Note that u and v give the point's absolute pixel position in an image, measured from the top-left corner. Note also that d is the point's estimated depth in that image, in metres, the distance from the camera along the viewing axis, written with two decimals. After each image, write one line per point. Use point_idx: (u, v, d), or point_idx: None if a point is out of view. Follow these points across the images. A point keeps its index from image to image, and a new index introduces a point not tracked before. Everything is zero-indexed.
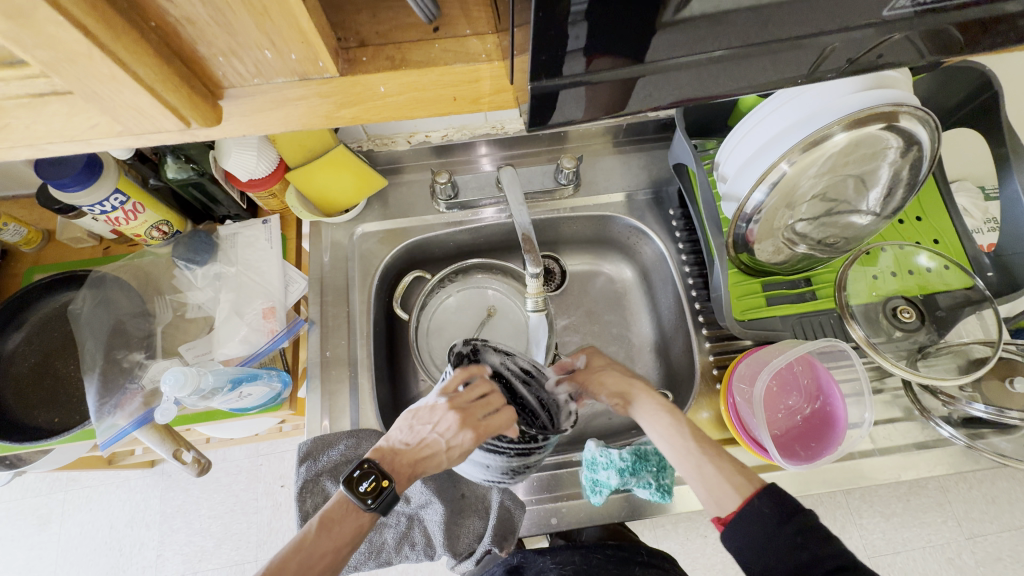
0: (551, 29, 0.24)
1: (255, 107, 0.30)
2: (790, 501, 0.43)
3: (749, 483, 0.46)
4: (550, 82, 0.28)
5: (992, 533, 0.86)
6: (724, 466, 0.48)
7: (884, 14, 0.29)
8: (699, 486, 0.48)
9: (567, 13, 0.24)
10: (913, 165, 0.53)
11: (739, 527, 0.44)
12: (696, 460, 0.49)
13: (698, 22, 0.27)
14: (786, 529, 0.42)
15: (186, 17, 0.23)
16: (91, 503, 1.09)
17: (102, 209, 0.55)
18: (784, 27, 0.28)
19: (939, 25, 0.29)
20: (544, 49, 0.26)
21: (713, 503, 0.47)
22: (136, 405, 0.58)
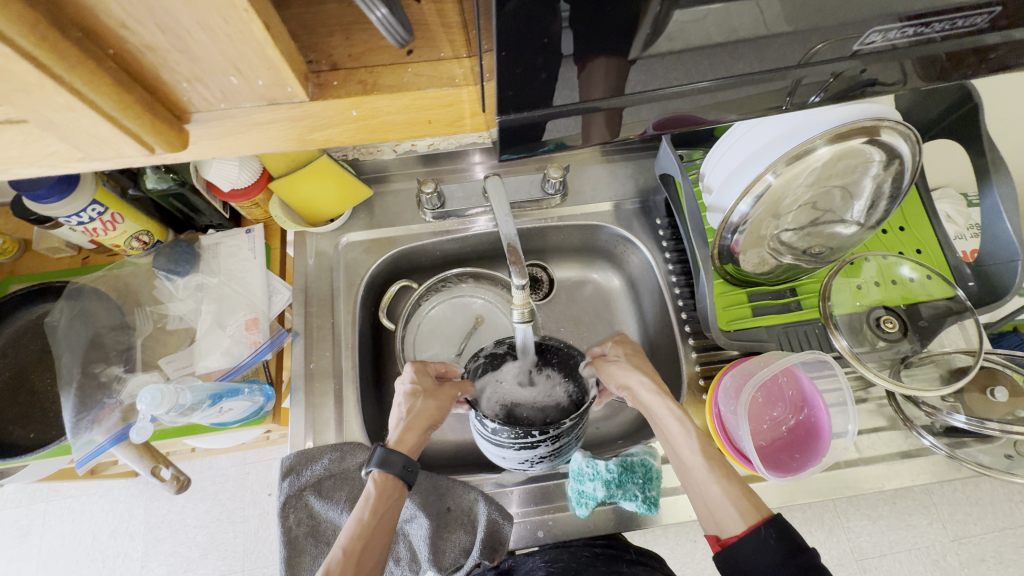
0: (518, 59, 0.24)
1: (224, 131, 0.29)
2: (797, 540, 0.41)
3: (754, 509, 0.44)
4: (528, 114, 0.28)
5: (977, 535, 0.87)
6: (731, 489, 0.46)
7: (856, 48, 0.29)
8: (702, 502, 0.48)
9: (536, 44, 0.23)
10: (894, 178, 0.54)
11: (739, 551, 0.42)
12: (703, 477, 0.48)
13: (670, 57, 0.27)
14: (789, 565, 0.40)
15: (146, 44, 0.23)
16: (73, 515, 1.07)
17: (80, 220, 0.54)
18: (759, 56, 0.28)
19: (906, 54, 0.30)
20: (513, 82, 0.26)
21: (713, 522, 0.46)
22: (114, 421, 0.57)
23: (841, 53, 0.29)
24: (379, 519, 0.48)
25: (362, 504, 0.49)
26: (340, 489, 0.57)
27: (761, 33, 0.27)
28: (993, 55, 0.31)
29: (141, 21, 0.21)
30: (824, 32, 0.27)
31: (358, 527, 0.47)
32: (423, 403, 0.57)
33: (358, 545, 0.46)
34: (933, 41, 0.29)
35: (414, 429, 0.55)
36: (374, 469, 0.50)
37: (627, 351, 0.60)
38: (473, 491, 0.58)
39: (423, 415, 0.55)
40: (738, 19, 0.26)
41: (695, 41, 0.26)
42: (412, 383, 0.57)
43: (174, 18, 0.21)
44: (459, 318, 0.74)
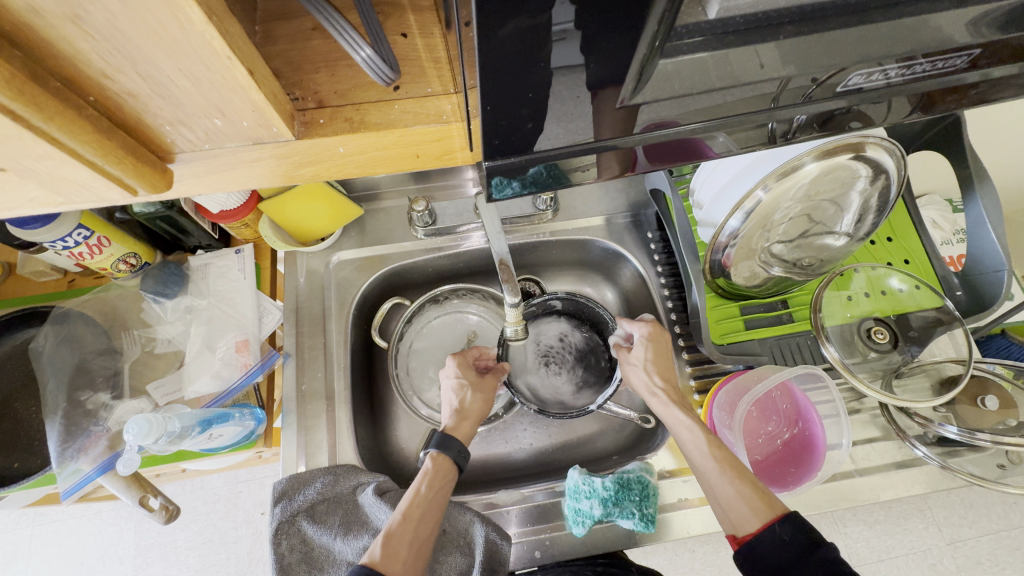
0: (500, 97, 0.25)
1: (209, 169, 0.29)
2: (813, 532, 0.40)
3: (769, 507, 0.44)
4: (513, 158, 0.29)
5: (972, 538, 0.87)
6: (744, 489, 0.46)
7: (839, 90, 0.30)
8: (717, 504, 0.47)
9: (518, 84, 0.24)
10: (881, 193, 0.54)
11: (755, 550, 0.42)
12: (715, 479, 0.48)
13: (655, 105, 0.27)
14: (802, 559, 0.39)
15: (128, 91, 0.23)
16: (61, 539, 1.04)
17: (65, 244, 0.53)
18: (744, 99, 0.29)
19: (893, 93, 0.31)
20: (498, 132, 0.27)
21: (730, 521, 0.46)
22: (100, 449, 0.56)
23: (821, 96, 0.30)
24: (435, 493, 0.52)
25: (419, 478, 0.53)
26: (334, 514, 0.56)
27: (745, 81, 0.27)
28: (974, 91, 0.31)
29: (123, 71, 0.21)
30: (806, 78, 0.28)
31: (416, 496, 0.50)
32: (471, 397, 0.60)
33: (416, 511, 0.49)
34: (916, 81, 0.30)
35: (468, 420, 0.59)
36: (432, 449, 0.55)
37: (653, 352, 0.59)
38: (469, 511, 0.58)
39: (476, 409, 0.60)
40: (709, 72, 0.26)
41: (675, 89, 0.27)
42: (458, 377, 0.61)
43: (156, 67, 0.21)
44: (452, 334, 0.73)
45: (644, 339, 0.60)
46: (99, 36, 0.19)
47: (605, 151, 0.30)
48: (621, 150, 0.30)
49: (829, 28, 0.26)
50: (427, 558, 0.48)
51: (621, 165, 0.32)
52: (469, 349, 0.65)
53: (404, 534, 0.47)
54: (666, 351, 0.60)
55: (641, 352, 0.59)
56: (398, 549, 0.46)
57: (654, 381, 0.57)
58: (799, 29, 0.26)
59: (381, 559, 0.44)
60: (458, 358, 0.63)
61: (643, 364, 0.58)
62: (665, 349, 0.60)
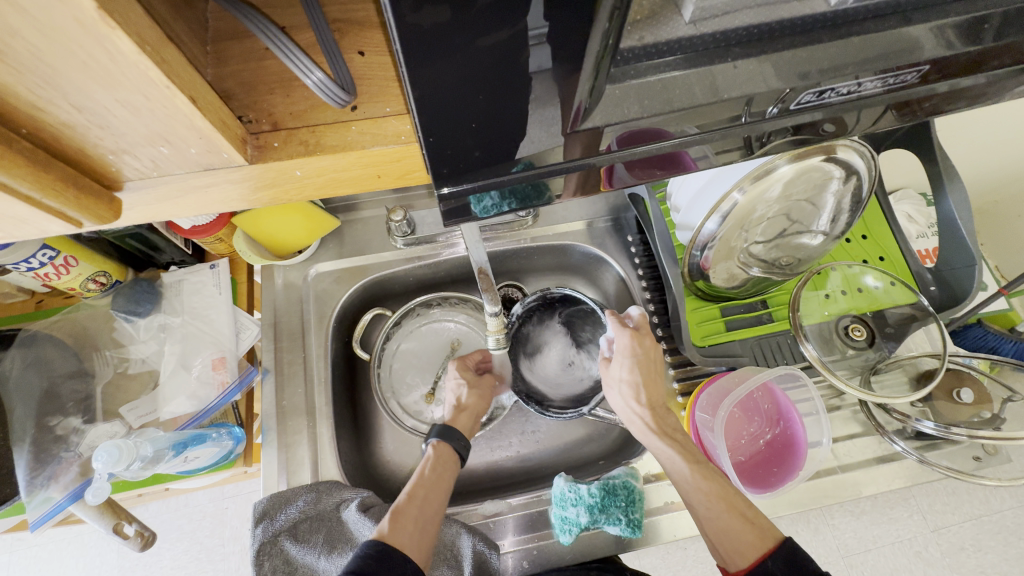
0: (446, 119, 0.24)
1: (161, 195, 0.28)
2: (809, 569, 0.40)
3: (760, 541, 0.44)
4: (463, 185, 0.29)
5: (955, 524, 0.89)
6: (734, 521, 0.45)
7: (790, 108, 0.30)
8: (706, 533, 0.47)
9: (456, 111, 0.24)
10: (853, 193, 0.55)
11: None
12: (704, 509, 0.48)
13: (604, 130, 0.28)
14: None
15: (64, 122, 0.22)
16: (41, 563, 1.01)
17: (29, 265, 0.51)
18: (708, 117, 0.29)
19: (866, 104, 0.31)
20: (444, 160, 0.27)
21: (720, 553, 0.46)
22: (71, 476, 0.55)
23: (784, 110, 0.30)
24: (438, 476, 0.53)
25: (422, 466, 0.54)
26: (317, 532, 0.55)
27: (706, 100, 0.27)
28: (931, 103, 0.32)
29: (54, 103, 0.21)
30: (777, 89, 0.28)
31: (421, 478, 0.52)
32: (468, 394, 0.64)
33: (421, 490, 0.51)
34: (881, 94, 0.30)
35: (465, 415, 0.62)
36: (433, 439, 0.57)
37: (631, 368, 0.55)
38: (455, 524, 0.57)
39: (473, 404, 0.64)
40: (666, 91, 0.27)
41: (624, 114, 0.27)
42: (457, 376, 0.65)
43: (91, 98, 0.20)
44: (434, 342, 0.72)
45: (622, 354, 0.56)
46: (25, 70, 0.18)
47: (579, 171, 0.30)
48: (595, 167, 0.30)
49: (782, 46, 0.27)
50: (435, 531, 0.48)
51: (598, 174, 0.31)
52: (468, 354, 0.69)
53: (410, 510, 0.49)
54: (648, 364, 0.55)
55: (619, 371, 0.56)
56: (406, 522, 0.47)
57: (633, 405, 0.55)
58: (744, 51, 0.26)
59: (390, 530, 0.45)
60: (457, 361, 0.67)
61: (620, 384, 0.55)
62: (644, 360, 0.55)
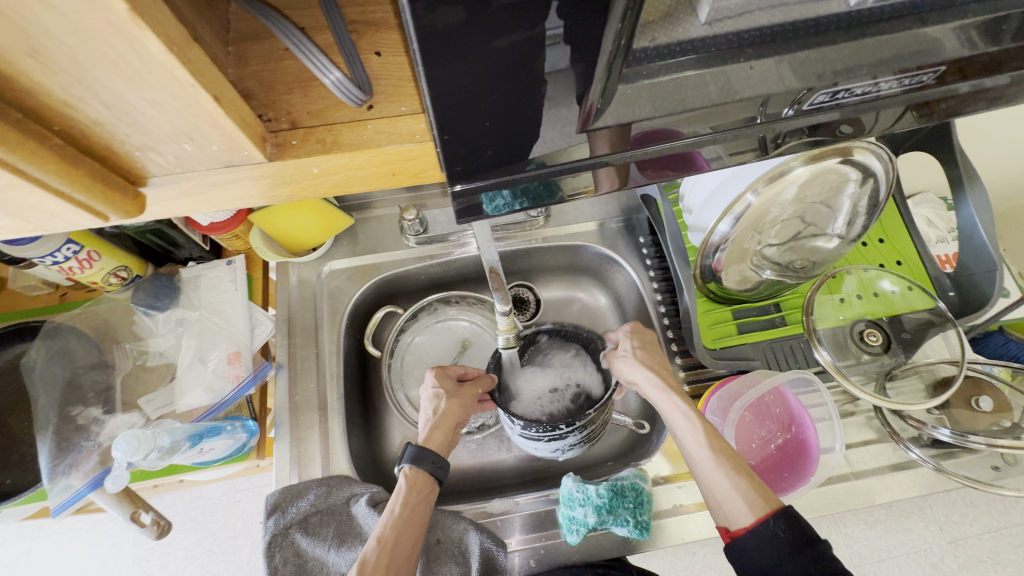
0: (458, 121, 0.25)
1: (183, 191, 0.29)
2: (808, 533, 0.41)
3: (764, 500, 0.44)
4: (477, 179, 0.28)
5: (973, 536, 0.87)
6: (740, 481, 0.45)
7: (804, 108, 0.29)
8: (711, 495, 0.47)
9: (470, 114, 0.24)
10: (870, 195, 0.54)
11: (747, 544, 0.42)
12: (711, 469, 0.47)
13: (622, 127, 0.28)
14: (799, 558, 0.40)
15: (93, 119, 0.23)
16: (60, 551, 1.04)
17: (54, 260, 0.53)
18: (717, 118, 0.29)
19: (879, 105, 0.30)
20: (457, 158, 0.27)
21: (723, 514, 0.45)
22: (92, 464, 0.56)
23: (800, 109, 0.30)
24: (411, 510, 0.51)
25: (395, 497, 0.52)
26: (327, 526, 0.56)
27: (716, 101, 0.28)
28: (954, 104, 0.31)
29: (85, 101, 0.21)
30: (794, 89, 0.28)
31: (392, 517, 0.50)
32: (446, 404, 0.59)
33: (392, 534, 0.49)
34: (901, 93, 0.30)
35: (442, 429, 0.57)
36: (406, 464, 0.53)
37: (639, 343, 0.59)
38: (463, 520, 0.58)
39: (450, 415, 0.58)
40: (679, 91, 0.27)
41: (635, 113, 0.27)
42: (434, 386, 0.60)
43: (119, 96, 0.21)
44: (444, 341, 0.73)
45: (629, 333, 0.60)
46: (58, 68, 0.19)
47: (601, 168, 0.30)
48: (615, 164, 0.30)
49: (797, 48, 0.27)
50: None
51: (613, 172, 0.31)
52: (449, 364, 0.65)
53: (380, 561, 0.47)
54: (653, 342, 0.60)
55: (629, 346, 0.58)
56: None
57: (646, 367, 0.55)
58: (758, 49, 0.26)
59: None
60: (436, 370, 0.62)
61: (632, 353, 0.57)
62: (648, 341, 0.59)
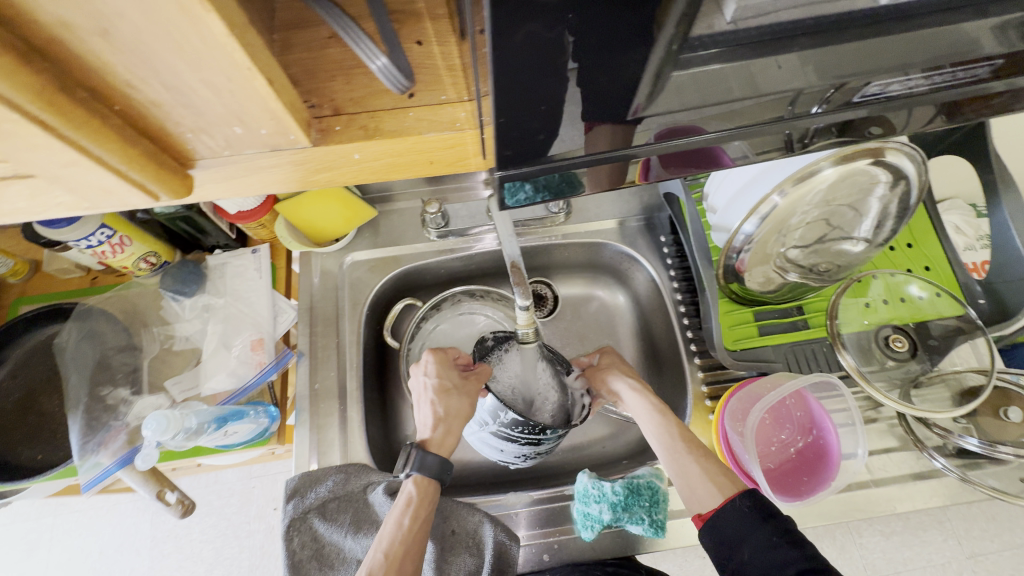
0: (516, 103, 0.24)
1: (227, 174, 0.30)
2: (768, 506, 0.43)
3: (731, 483, 0.49)
4: (516, 171, 0.29)
5: (993, 552, 0.85)
6: (709, 467, 0.51)
7: (857, 99, 0.29)
8: (684, 484, 0.51)
9: (532, 95, 0.24)
10: (900, 199, 0.53)
11: (716, 521, 0.45)
12: (683, 460, 0.53)
13: (668, 117, 0.28)
14: (764, 528, 0.42)
15: (152, 100, 0.24)
16: (81, 529, 1.07)
17: (89, 243, 0.55)
18: (757, 110, 0.29)
19: (913, 103, 0.30)
20: (500, 142, 0.27)
21: (696, 501, 0.50)
22: (120, 443, 0.57)
23: (836, 104, 0.29)
24: (419, 523, 0.51)
25: (403, 508, 0.52)
26: (344, 512, 0.57)
27: (761, 92, 0.27)
28: (995, 100, 0.31)
29: (146, 81, 0.22)
30: (822, 87, 0.28)
31: (400, 531, 0.50)
32: (455, 401, 0.58)
33: (400, 549, 0.49)
34: (942, 90, 0.29)
35: (450, 429, 0.57)
36: (414, 472, 0.54)
37: (612, 360, 0.66)
38: (478, 513, 0.58)
39: (458, 413, 0.58)
40: (731, 79, 0.27)
41: (688, 100, 0.27)
42: (439, 378, 0.60)
43: (178, 77, 0.22)
44: (463, 334, 0.74)
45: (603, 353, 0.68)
46: (127, 49, 0.20)
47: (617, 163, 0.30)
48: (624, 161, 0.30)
49: (846, 40, 0.26)
50: None
51: (633, 166, 0.31)
52: (449, 347, 0.65)
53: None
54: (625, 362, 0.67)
55: (605, 363, 0.66)
56: None
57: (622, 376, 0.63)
58: (812, 40, 0.26)
59: None
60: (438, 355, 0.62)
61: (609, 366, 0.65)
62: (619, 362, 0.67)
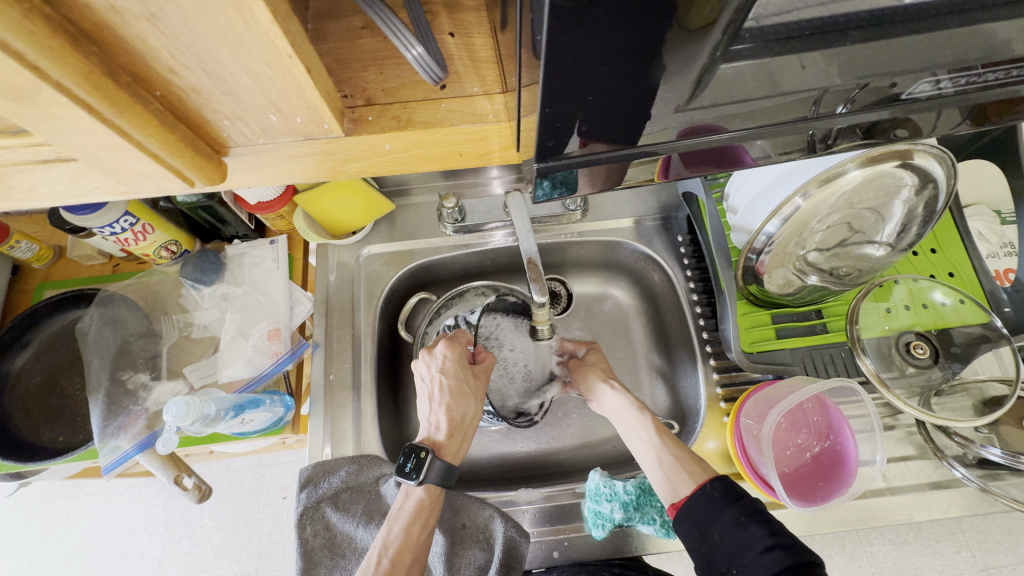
0: (561, 94, 0.23)
1: (258, 162, 0.31)
2: (737, 489, 0.47)
3: (702, 470, 0.51)
4: (556, 162, 0.29)
5: (1007, 565, 0.83)
6: (682, 457, 0.53)
7: (903, 97, 0.29)
8: (659, 473, 0.53)
9: (577, 87, 0.23)
10: (927, 203, 0.52)
11: (690, 507, 0.48)
12: (658, 451, 0.55)
13: (711, 111, 0.27)
14: (732, 509, 0.46)
15: (192, 86, 0.24)
16: (95, 511, 1.09)
17: (112, 230, 0.55)
18: (794, 106, 0.28)
19: (941, 104, 0.30)
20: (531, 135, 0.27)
21: (670, 490, 0.51)
22: (139, 428, 0.58)
23: (859, 105, 0.29)
24: (427, 533, 0.52)
25: (412, 516, 0.52)
26: (357, 502, 0.58)
27: (805, 87, 0.27)
28: None
29: (188, 67, 0.23)
30: (844, 87, 0.27)
31: (409, 540, 0.51)
32: (469, 408, 0.59)
33: (407, 559, 0.50)
34: (980, 90, 0.29)
35: (460, 435, 0.58)
36: (424, 481, 0.53)
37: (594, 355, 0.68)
38: (489, 508, 0.58)
39: (469, 420, 0.59)
40: (775, 75, 0.26)
41: (736, 93, 0.26)
42: (456, 381, 0.59)
43: (220, 65, 0.22)
44: None
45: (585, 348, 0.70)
46: (173, 35, 0.21)
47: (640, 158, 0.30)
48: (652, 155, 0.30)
49: (901, 35, 0.25)
50: None
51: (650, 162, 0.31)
52: (460, 334, 0.64)
53: None
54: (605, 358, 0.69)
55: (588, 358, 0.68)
56: None
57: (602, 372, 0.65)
58: (866, 35, 0.25)
59: None
60: (456, 350, 0.61)
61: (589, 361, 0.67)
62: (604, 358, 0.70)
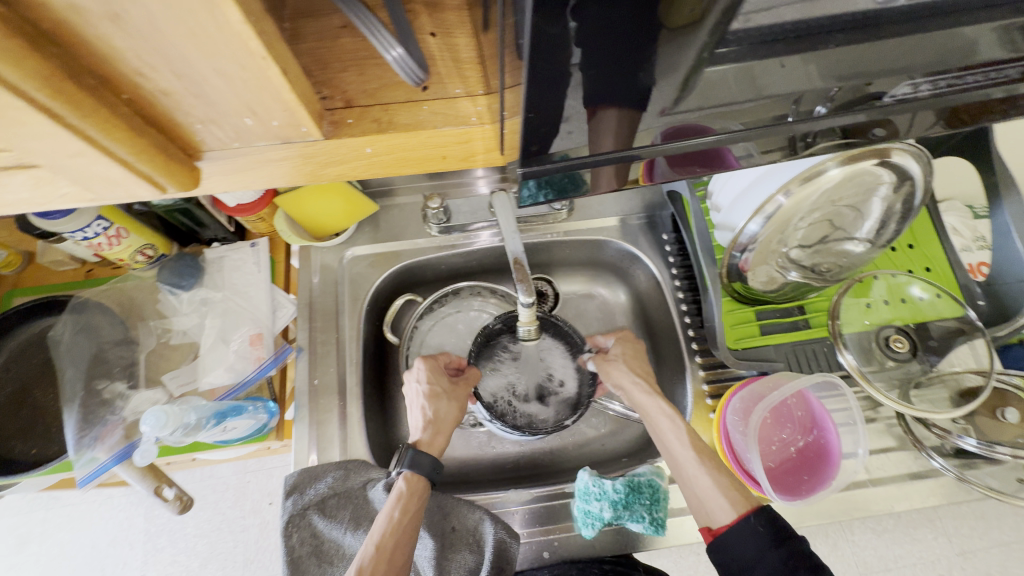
0: (544, 96, 0.23)
1: (235, 167, 0.30)
2: (784, 528, 0.44)
3: (745, 499, 0.47)
4: (540, 167, 0.29)
5: (982, 549, 0.86)
6: (722, 482, 0.49)
7: (885, 99, 0.29)
8: (693, 495, 0.49)
9: (560, 89, 0.23)
10: (905, 200, 0.53)
11: (730, 540, 0.44)
12: (694, 469, 0.51)
13: (698, 114, 0.27)
14: (779, 551, 0.42)
15: (162, 89, 0.23)
16: (73, 523, 1.06)
17: (84, 235, 0.54)
18: (775, 107, 0.28)
19: (918, 107, 0.30)
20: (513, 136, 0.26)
21: (705, 514, 0.48)
22: (117, 438, 0.57)
23: (839, 103, 0.29)
24: (410, 517, 0.51)
25: (393, 502, 0.52)
26: (344, 508, 0.57)
27: (787, 88, 0.27)
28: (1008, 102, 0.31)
29: (157, 70, 0.22)
30: (824, 87, 0.27)
31: (391, 524, 0.50)
32: (445, 406, 0.58)
33: (389, 543, 0.48)
34: (955, 92, 0.29)
35: (441, 432, 0.58)
36: (405, 469, 0.54)
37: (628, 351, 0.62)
38: (479, 510, 0.58)
39: (447, 418, 0.58)
40: (758, 78, 0.26)
41: (722, 97, 0.26)
42: (429, 384, 0.59)
43: (192, 67, 0.22)
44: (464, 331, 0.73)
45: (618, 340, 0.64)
46: (141, 37, 0.20)
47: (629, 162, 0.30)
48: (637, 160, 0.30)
49: (879, 37, 0.25)
50: None
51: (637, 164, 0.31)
52: (440, 354, 0.64)
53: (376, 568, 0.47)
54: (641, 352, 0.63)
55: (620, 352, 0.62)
56: None
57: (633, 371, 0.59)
58: (849, 36, 0.25)
59: None
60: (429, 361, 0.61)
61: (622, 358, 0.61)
62: (637, 352, 0.63)
